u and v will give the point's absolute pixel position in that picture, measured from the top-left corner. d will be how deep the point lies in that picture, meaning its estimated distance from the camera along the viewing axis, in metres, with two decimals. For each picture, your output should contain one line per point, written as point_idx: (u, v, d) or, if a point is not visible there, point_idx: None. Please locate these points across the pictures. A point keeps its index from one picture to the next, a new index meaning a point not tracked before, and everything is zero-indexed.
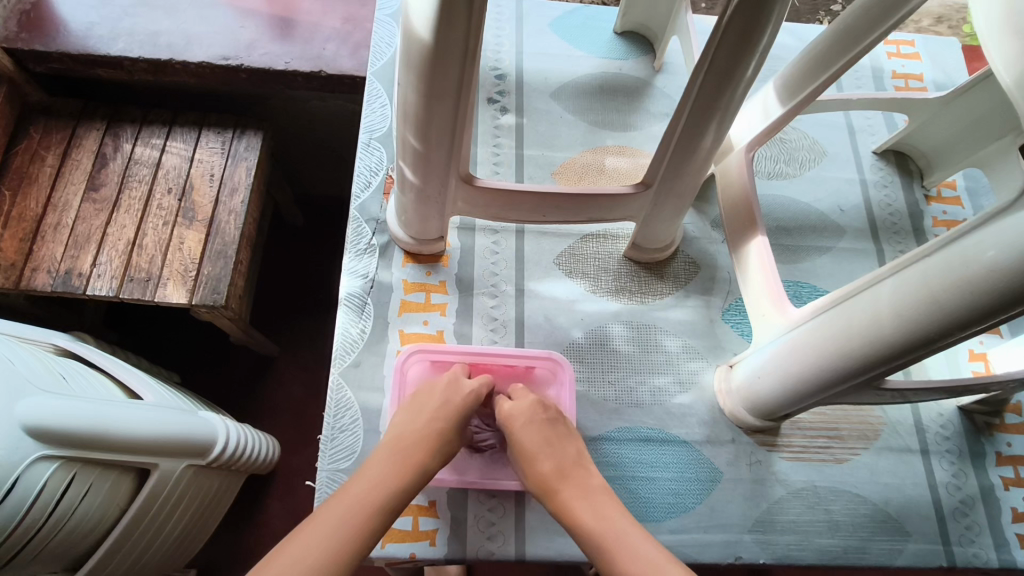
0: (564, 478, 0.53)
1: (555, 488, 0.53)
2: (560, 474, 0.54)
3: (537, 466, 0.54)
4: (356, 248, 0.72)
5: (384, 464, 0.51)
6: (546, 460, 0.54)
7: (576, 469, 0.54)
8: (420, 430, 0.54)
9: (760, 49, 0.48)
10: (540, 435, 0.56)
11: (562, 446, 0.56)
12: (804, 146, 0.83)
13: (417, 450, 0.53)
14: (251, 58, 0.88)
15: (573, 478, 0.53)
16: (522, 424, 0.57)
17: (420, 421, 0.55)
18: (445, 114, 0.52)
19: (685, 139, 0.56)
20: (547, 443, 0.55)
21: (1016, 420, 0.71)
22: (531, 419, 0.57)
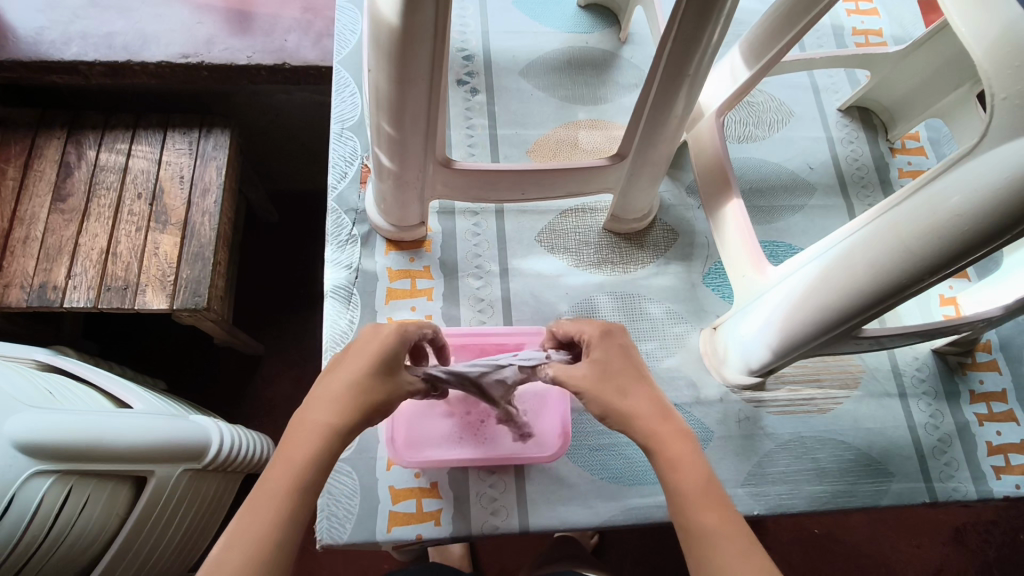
0: (661, 423, 0.49)
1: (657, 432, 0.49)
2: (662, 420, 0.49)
3: (629, 412, 0.50)
4: (338, 239, 0.72)
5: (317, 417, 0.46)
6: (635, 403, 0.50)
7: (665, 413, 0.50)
8: (341, 399, 0.47)
9: (724, 13, 0.48)
10: (619, 378, 0.52)
11: (641, 389, 0.51)
12: (771, 107, 0.84)
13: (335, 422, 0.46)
14: (211, 54, 0.86)
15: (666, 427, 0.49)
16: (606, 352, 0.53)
17: (341, 383, 0.47)
18: (419, 96, 0.52)
19: (657, 108, 0.57)
20: (623, 385, 0.51)
21: (986, 359, 0.75)
22: (612, 360, 0.52)
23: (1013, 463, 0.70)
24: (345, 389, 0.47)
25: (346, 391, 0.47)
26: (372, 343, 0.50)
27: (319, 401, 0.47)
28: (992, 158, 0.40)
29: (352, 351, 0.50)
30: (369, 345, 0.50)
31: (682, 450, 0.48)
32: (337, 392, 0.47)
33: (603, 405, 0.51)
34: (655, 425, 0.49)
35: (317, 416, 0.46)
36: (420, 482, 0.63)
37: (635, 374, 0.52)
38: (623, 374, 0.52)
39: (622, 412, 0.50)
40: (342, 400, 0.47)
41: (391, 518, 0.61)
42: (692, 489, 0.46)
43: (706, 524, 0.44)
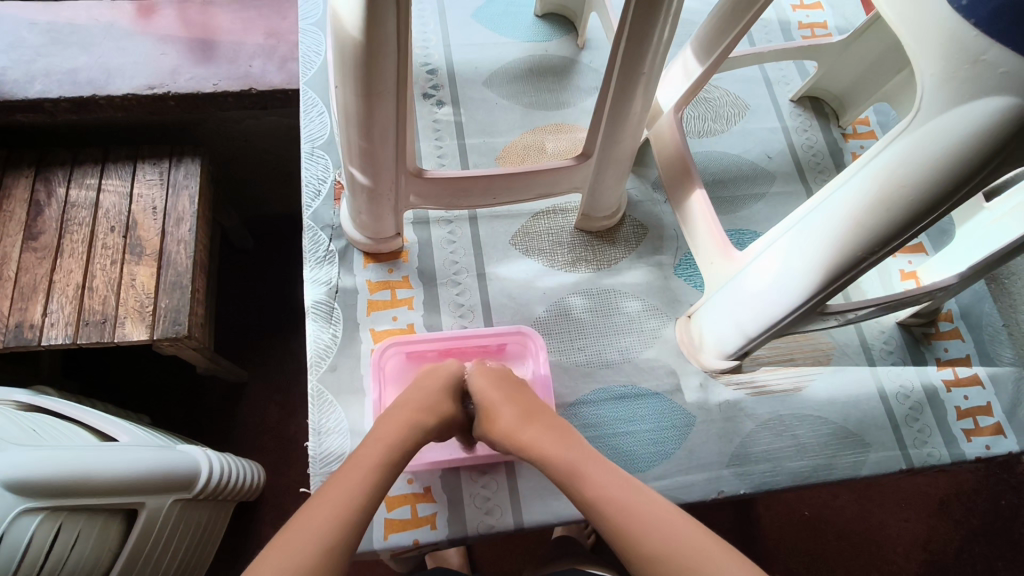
0: (532, 424, 0.56)
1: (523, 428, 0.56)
2: (526, 415, 0.57)
3: (501, 415, 0.58)
4: (316, 256, 0.73)
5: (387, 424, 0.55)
6: (508, 413, 0.57)
7: (533, 411, 0.58)
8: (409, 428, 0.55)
9: (670, 13, 0.51)
10: (510, 402, 0.58)
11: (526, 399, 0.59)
12: (728, 102, 0.87)
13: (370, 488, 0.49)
14: (177, 84, 0.87)
15: (534, 420, 0.57)
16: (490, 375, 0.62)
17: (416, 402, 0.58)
18: (386, 109, 0.54)
19: (616, 106, 0.59)
20: (507, 398, 0.59)
21: (949, 327, 0.78)
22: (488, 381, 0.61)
23: (982, 425, 0.73)
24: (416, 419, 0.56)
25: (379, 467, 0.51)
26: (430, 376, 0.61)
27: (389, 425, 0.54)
28: (925, 131, 0.43)
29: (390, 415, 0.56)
30: (424, 376, 0.61)
31: (603, 483, 0.50)
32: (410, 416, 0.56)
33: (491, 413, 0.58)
34: (583, 472, 0.52)
35: (356, 483, 0.48)
36: (413, 488, 0.64)
37: (546, 424, 0.56)
38: (507, 395, 0.59)
39: (557, 469, 0.53)
40: (392, 449, 0.52)
41: (387, 526, 0.62)
42: (565, 466, 0.52)
43: (592, 488, 0.50)
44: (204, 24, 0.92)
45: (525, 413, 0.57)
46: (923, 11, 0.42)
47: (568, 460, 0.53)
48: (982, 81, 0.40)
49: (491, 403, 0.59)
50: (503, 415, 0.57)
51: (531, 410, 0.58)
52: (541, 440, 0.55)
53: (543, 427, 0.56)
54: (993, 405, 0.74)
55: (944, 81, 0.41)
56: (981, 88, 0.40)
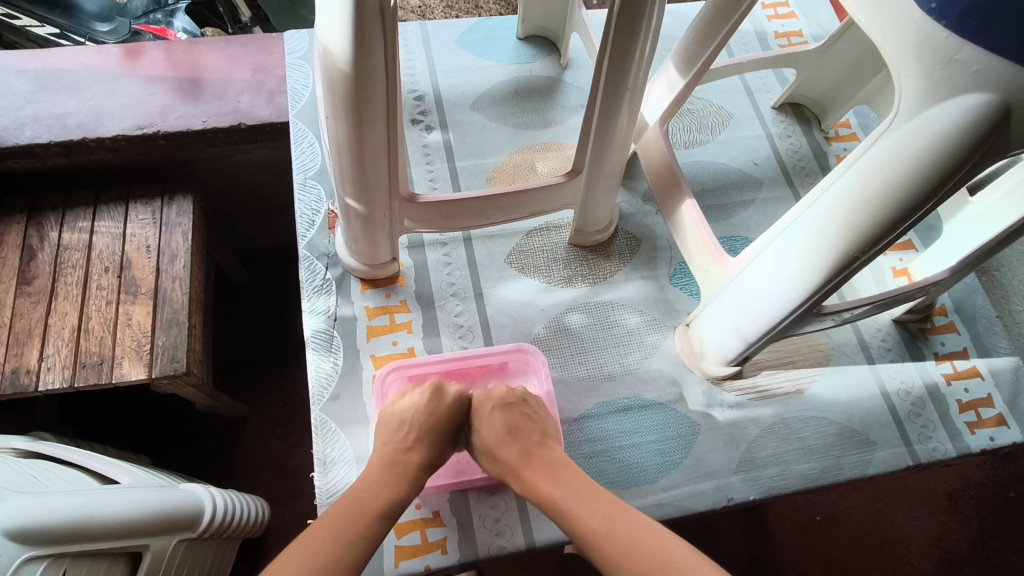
0: (528, 465, 0.57)
1: (521, 468, 0.58)
2: (525, 455, 0.58)
3: (501, 456, 0.59)
4: (313, 286, 0.73)
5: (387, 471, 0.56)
6: (505, 450, 0.59)
7: (537, 448, 0.59)
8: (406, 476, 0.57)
9: (650, 27, 0.52)
10: (516, 434, 0.59)
11: (532, 430, 0.60)
12: (711, 113, 0.89)
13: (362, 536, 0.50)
14: (166, 123, 0.88)
15: (535, 460, 0.58)
16: (489, 410, 0.61)
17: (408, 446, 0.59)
18: (378, 137, 0.55)
19: (603, 122, 0.60)
20: (506, 431, 0.59)
21: (944, 321, 0.79)
22: (490, 410, 0.61)
23: (984, 417, 0.74)
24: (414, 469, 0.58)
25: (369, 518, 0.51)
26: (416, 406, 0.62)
27: (388, 470, 0.56)
28: (910, 128, 0.43)
29: (380, 464, 0.57)
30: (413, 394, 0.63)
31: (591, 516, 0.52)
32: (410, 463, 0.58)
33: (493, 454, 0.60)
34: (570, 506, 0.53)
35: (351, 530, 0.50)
36: (421, 513, 0.64)
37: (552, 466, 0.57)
38: (512, 426, 0.60)
39: (582, 531, 0.52)
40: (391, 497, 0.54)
41: (397, 553, 0.62)
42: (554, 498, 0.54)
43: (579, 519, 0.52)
44: (191, 63, 0.93)
45: (523, 452, 0.58)
46: (892, 16, 0.43)
47: (585, 517, 0.52)
48: (956, 80, 0.40)
49: (489, 429, 0.60)
50: (502, 451, 0.59)
51: (530, 448, 0.59)
52: (554, 495, 0.55)
53: (539, 466, 0.57)
54: (994, 397, 0.75)
55: (921, 81, 0.42)
56: (957, 87, 0.41)
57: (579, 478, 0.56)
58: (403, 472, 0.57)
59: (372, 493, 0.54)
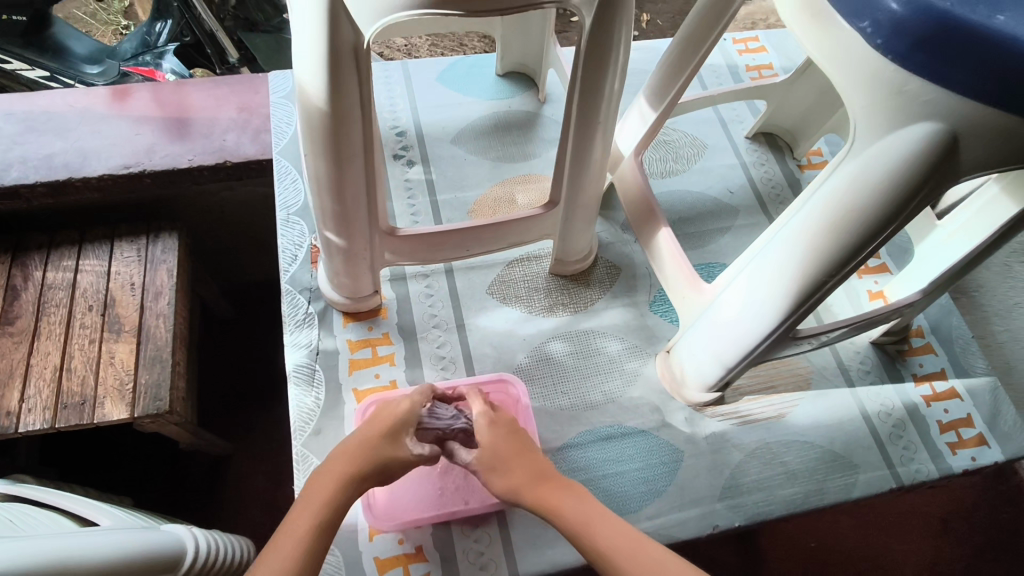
0: (544, 483, 0.55)
1: (534, 488, 0.55)
2: (539, 475, 0.56)
3: (511, 476, 0.56)
4: (295, 320, 0.73)
5: (333, 471, 0.52)
6: (517, 471, 0.56)
7: (548, 470, 0.57)
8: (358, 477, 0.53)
9: (618, 64, 0.54)
10: (528, 454, 0.57)
11: (542, 452, 0.59)
12: (686, 144, 0.91)
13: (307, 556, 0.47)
14: (153, 162, 0.89)
15: (549, 480, 0.55)
16: (503, 434, 0.58)
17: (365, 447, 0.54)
18: (356, 173, 0.56)
19: (577, 155, 0.62)
20: (517, 451, 0.57)
21: (921, 343, 0.80)
22: (501, 435, 0.58)
23: (965, 437, 0.74)
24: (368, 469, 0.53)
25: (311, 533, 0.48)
26: (389, 414, 0.57)
27: (335, 470, 0.52)
28: (867, 155, 0.44)
29: (331, 463, 0.53)
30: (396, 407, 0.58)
31: (618, 536, 0.51)
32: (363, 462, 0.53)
33: (500, 478, 0.56)
34: (591, 523, 0.52)
35: (292, 551, 0.47)
36: (404, 548, 0.63)
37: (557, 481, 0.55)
38: (511, 446, 0.57)
39: (607, 549, 0.50)
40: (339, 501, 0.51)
41: None
42: (575, 516, 0.53)
43: (603, 538, 0.51)
44: (178, 104, 0.95)
45: (536, 472, 0.56)
46: (845, 52, 0.44)
47: (610, 536, 0.51)
48: (907, 110, 0.42)
49: (497, 450, 0.57)
50: (513, 472, 0.56)
51: (541, 469, 0.56)
52: (576, 512, 0.53)
53: (554, 484, 0.55)
54: (973, 417, 0.75)
55: (875, 112, 0.43)
56: (909, 115, 0.42)
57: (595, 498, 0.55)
58: (356, 476, 0.52)
59: (317, 502, 0.50)
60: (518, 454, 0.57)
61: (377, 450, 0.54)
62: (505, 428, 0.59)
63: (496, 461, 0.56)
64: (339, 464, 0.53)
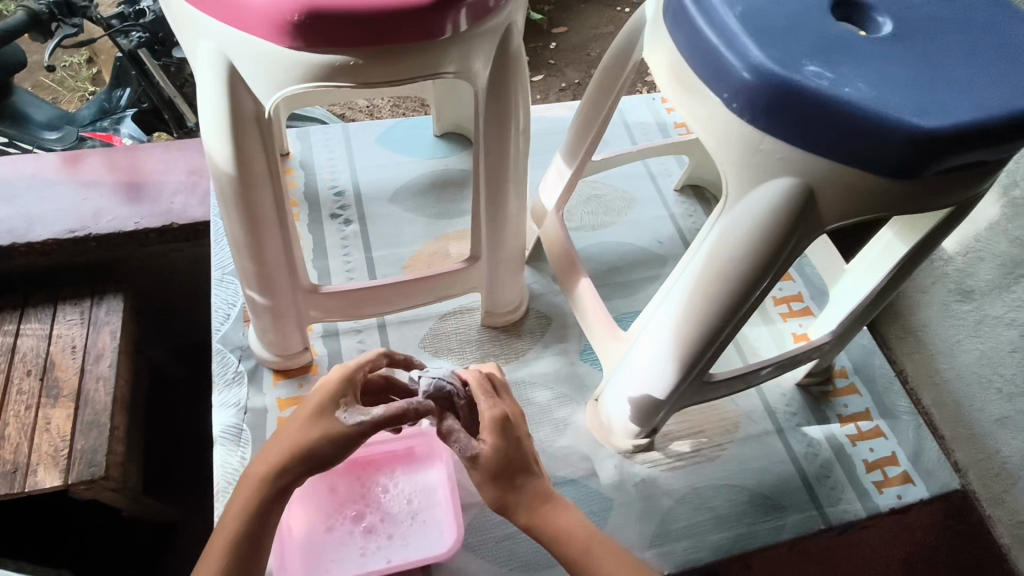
0: (546, 505, 0.56)
1: (535, 509, 0.56)
2: (540, 497, 0.56)
3: (515, 494, 0.56)
4: (224, 379, 0.73)
5: (263, 463, 0.50)
6: (518, 491, 0.56)
7: (549, 493, 0.57)
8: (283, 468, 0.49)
9: (518, 127, 0.57)
10: (529, 471, 0.57)
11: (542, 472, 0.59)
12: (616, 197, 0.95)
13: (237, 549, 0.49)
14: (98, 225, 0.90)
15: (550, 504, 0.56)
16: (506, 427, 0.55)
17: (291, 437, 0.50)
18: (274, 233, 0.58)
19: (491, 212, 0.64)
20: (522, 468, 0.56)
21: (845, 383, 0.82)
22: (508, 435, 0.55)
23: (890, 475, 0.76)
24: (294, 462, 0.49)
25: (240, 529, 0.49)
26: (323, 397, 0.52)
27: (264, 461, 0.50)
28: (738, 211, 0.47)
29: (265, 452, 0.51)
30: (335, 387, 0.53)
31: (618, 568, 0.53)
32: (289, 451, 0.49)
33: (500, 494, 0.55)
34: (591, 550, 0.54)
35: (224, 546, 0.49)
36: None
37: (557, 503, 0.57)
38: (518, 454, 0.56)
39: None
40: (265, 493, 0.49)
41: None
42: (577, 544, 0.54)
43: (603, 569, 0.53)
44: (130, 168, 0.97)
45: (538, 494, 0.56)
46: (710, 114, 0.47)
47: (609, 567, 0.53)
48: (767, 166, 0.45)
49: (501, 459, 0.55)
50: (515, 491, 0.56)
51: (542, 492, 0.57)
52: (576, 539, 0.54)
53: (555, 509, 0.56)
54: (898, 455, 0.77)
55: (743, 168, 0.46)
56: (770, 171, 0.45)
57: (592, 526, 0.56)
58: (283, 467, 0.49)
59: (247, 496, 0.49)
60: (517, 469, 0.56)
61: (304, 438, 0.50)
62: (522, 429, 0.57)
63: (503, 467, 0.55)
64: (266, 458, 0.50)
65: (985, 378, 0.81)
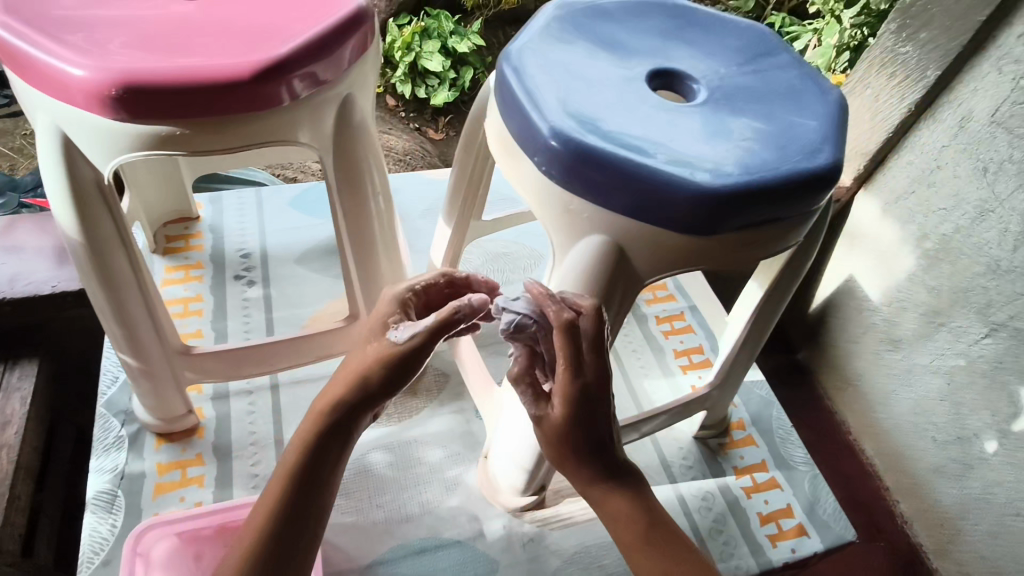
0: (604, 486, 0.47)
1: (594, 489, 0.47)
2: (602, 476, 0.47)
3: (572, 469, 0.47)
4: (103, 444, 0.72)
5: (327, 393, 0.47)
6: (576, 467, 0.47)
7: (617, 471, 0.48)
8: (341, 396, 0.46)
9: (374, 190, 0.59)
10: (598, 436, 0.46)
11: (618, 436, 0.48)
12: (523, 255, 0.97)
13: (286, 497, 0.45)
14: (13, 290, 0.84)
15: (615, 486, 0.47)
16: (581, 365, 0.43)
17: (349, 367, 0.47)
18: (134, 295, 0.58)
19: (363, 273, 0.64)
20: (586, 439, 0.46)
21: (742, 435, 0.82)
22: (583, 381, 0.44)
23: (785, 528, 0.75)
24: (350, 389, 0.46)
25: (296, 471, 0.46)
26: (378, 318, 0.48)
27: (330, 389, 0.47)
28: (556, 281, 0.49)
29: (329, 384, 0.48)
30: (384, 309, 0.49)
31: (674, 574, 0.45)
32: (346, 379, 0.46)
33: (561, 460, 0.47)
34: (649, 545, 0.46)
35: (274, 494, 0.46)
36: None
37: (618, 482, 0.48)
38: (585, 413, 0.45)
39: None
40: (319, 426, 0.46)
41: None
42: (632, 538, 0.46)
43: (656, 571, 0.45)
44: None
45: (602, 472, 0.47)
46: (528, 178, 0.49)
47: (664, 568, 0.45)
48: (578, 226, 0.47)
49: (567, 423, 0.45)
50: (572, 469, 0.47)
51: (609, 469, 0.47)
52: (634, 532, 0.47)
53: (619, 492, 0.47)
54: (793, 506, 0.77)
55: (561, 228, 0.48)
56: (583, 229, 0.47)
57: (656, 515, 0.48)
58: (343, 394, 0.46)
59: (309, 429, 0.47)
60: (592, 435, 0.46)
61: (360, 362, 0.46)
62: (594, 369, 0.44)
63: (561, 441, 0.46)
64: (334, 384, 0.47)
65: (920, 427, 0.82)
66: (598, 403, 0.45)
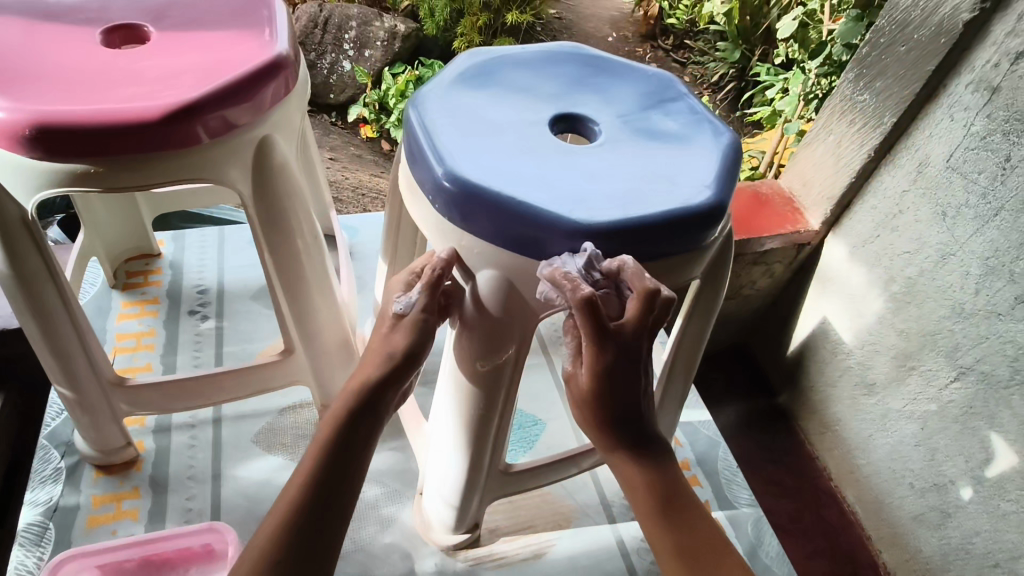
0: (633, 451, 0.53)
1: (620, 454, 0.53)
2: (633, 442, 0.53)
3: (599, 433, 0.52)
4: (40, 477, 0.73)
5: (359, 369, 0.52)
6: (604, 433, 0.52)
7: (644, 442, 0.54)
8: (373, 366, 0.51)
9: (301, 227, 0.61)
10: (624, 405, 0.51)
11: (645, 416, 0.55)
12: None
13: (327, 453, 0.48)
14: None
15: (642, 453, 0.53)
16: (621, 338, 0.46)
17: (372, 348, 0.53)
18: (65, 326, 0.60)
19: (296, 308, 0.66)
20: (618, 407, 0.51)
21: (687, 475, 0.82)
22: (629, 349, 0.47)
23: None
24: (381, 362, 0.51)
25: (330, 433, 0.49)
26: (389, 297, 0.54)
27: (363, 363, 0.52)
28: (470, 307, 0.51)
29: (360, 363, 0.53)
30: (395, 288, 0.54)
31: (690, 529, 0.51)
32: (374, 353, 0.52)
33: (589, 422, 0.52)
34: (670, 503, 0.52)
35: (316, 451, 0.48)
36: None
37: (645, 451, 0.53)
38: (622, 379, 0.49)
39: (672, 534, 0.51)
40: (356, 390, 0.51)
41: None
42: (654, 496, 0.52)
43: (672, 524, 0.51)
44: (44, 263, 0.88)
45: (632, 440, 0.53)
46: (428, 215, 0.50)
47: (677, 523, 0.51)
48: (474, 262, 0.49)
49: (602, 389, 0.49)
50: (600, 434, 0.53)
51: (639, 438, 0.53)
52: (654, 491, 0.52)
53: (643, 459, 0.53)
54: None
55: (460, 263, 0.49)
56: (479, 263, 0.48)
57: (675, 480, 0.54)
58: (378, 364, 0.51)
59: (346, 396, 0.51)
60: (619, 406, 0.50)
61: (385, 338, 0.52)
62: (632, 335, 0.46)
63: (593, 403, 0.50)
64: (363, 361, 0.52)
65: (898, 474, 0.92)
66: (625, 376, 0.49)
